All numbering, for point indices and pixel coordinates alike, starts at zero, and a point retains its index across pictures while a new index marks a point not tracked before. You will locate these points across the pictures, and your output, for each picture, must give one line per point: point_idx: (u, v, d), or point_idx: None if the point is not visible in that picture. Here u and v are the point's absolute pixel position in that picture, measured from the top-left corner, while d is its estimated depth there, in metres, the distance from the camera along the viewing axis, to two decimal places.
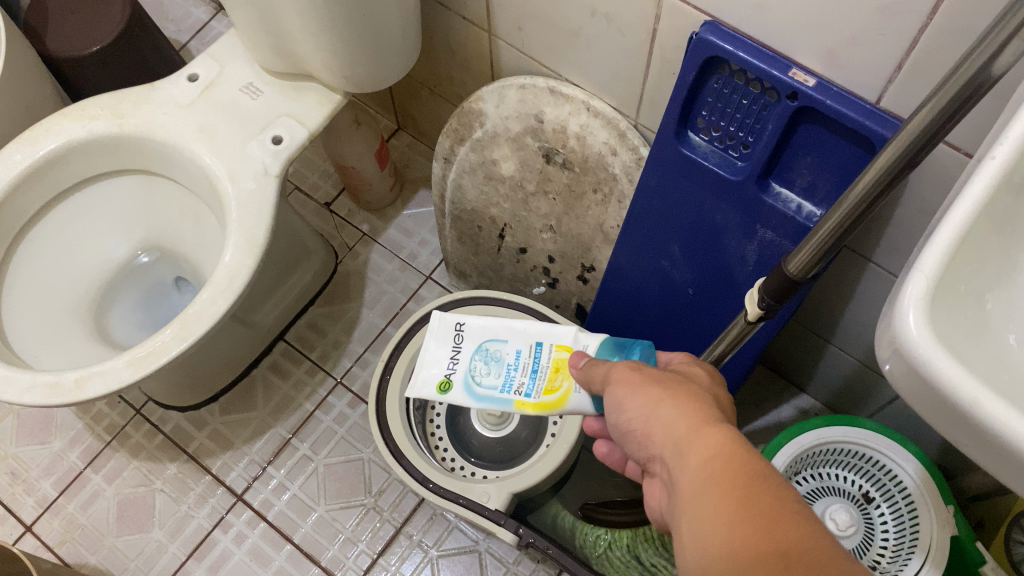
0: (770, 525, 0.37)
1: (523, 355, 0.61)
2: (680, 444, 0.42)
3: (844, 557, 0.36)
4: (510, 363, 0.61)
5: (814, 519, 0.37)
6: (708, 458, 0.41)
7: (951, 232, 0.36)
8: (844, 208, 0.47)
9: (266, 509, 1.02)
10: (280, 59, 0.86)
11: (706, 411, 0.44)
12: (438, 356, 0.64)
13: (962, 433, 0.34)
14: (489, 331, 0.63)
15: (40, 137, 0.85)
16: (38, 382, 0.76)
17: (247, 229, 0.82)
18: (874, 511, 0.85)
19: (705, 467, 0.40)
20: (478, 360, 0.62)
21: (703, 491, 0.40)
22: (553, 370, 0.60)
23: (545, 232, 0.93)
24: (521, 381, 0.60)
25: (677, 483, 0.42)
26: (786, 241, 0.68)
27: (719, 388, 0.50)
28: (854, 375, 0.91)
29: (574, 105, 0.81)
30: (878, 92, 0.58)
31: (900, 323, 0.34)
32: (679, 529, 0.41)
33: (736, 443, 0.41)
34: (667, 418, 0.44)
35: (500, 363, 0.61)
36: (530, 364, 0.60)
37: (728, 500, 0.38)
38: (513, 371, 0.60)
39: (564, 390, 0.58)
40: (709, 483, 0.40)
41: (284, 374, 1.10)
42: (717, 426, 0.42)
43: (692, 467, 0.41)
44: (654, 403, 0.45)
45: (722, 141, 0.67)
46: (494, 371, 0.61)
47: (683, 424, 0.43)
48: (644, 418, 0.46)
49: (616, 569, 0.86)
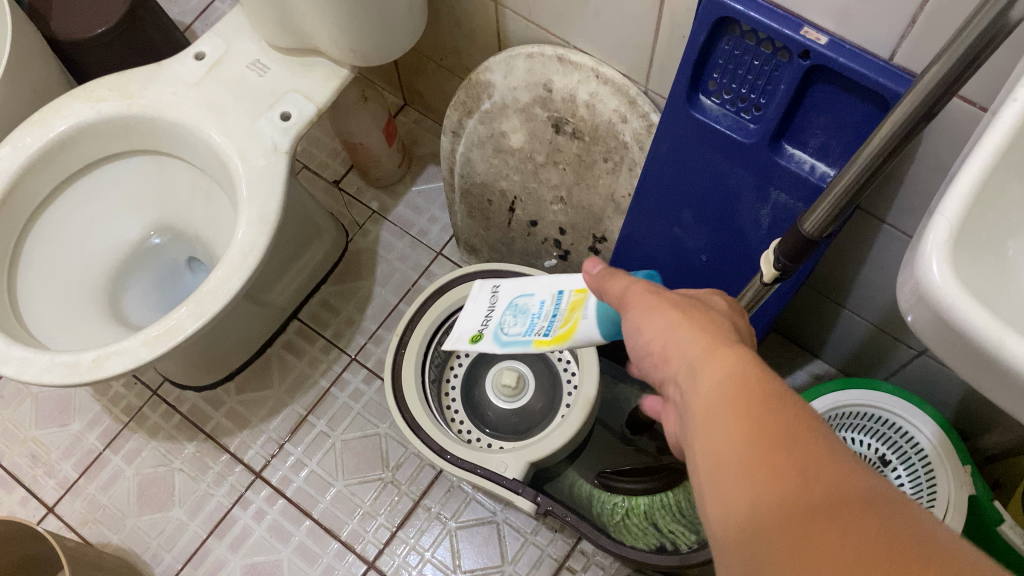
0: (781, 436, 0.36)
1: (547, 303, 0.58)
2: (696, 365, 0.42)
3: (858, 466, 0.35)
4: (534, 312, 0.58)
5: (828, 431, 0.37)
6: (722, 375, 0.40)
7: (972, 178, 0.36)
8: (859, 164, 0.46)
9: (285, 485, 1.02)
10: (287, 35, 0.86)
11: (721, 335, 0.44)
12: (472, 312, 0.62)
13: (987, 379, 0.34)
14: (521, 287, 0.60)
15: (49, 119, 0.85)
16: (57, 361, 0.76)
17: (259, 206, 0.82)
18: (891, 474, 0.84)
19: (718, 385, 0.40)
20: (508, 314, 0.59)
21: (715, 406, 0.39)
22: (571, 308, 0.56)
23: (556, 203, 0.93)
24: (541, 324, 0.57)
25: (692, 403, 0.42)
26: (799, 202, 0.67)
27: (738, 315, 0.50)
28: (868, 340, 0.91)
29: (583, 72, 0.80)
30: (891, 48, 0.58)
31: (923, 270, 0.34)
32: (693, 446, 0.41)
33: (750, 361, 0.40)
34: (685, 340, 0.44)
35: (525, 313, 0.58)
36: (551, 310, 0.57)
37: (736, 412, 0.38)
38: (537, 319, 0.57)
39: (575, 320, 0.55)
40: (721, 399, 0.39)
41: (298, 352, 1.11)
42: (731, 347, 0.42)
43: (706, 384, 0.41)
44: (674, 326, 0.45)
45: (733, 104, 0.67)
46: (519, 321, 0.58)
47: (700, 346, 0.43)
48: (660, 341, 0.46)
49: (634, 536, 0.85)
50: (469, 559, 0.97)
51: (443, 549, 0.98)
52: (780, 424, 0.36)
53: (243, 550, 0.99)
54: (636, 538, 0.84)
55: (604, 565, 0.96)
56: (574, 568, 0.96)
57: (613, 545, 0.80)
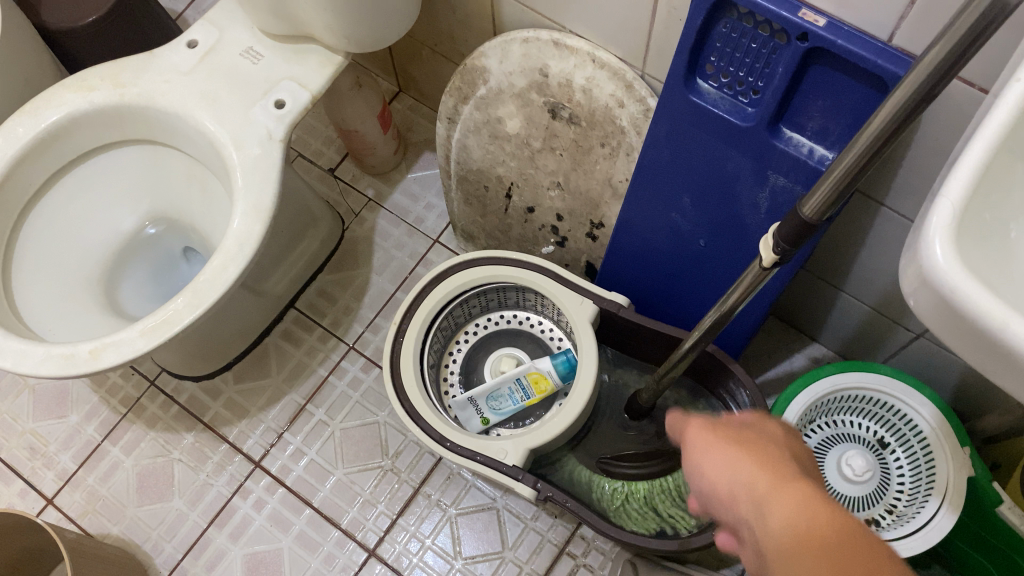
0: None
1: (515, 388, 0.90)
2: (763, 503, 0.41)
3: None
4: (511, 394, 0.90)
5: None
6: (793, 518, 0.39)
7: (976, 159, 0.36)
8: (858, 147, 0.46)
9: (284, 474, 1.02)
10: (280, 22, 0.85)
11: (785, 469, 0.42)
12: (467, 417, 0.90)
13: (992, 361, 0.34)
14: (491, 391, 0.90)
15: (41, 109, 0.85)
16: (53, 353, 0.76)
17: (255, 195, 0.82)
18: (890, 456, 0.85)
19: (791, 530, 0.38)
20: (493, 402, 0.90)
21: (793, 556, 0.38)
22: (535, 386, 0.89)
23: (553, 189, 0.92)
24: (522, 395, 0.90)
25: (765, 548, 0.40)
26: (798, 186, 0.67)
27: (794, 442, 0.48)
28: (867, 322, 0.91)
29: (579, 57, 0.80)
30: (890, 29, 0.57)
31: (926, 253, 0.34)
32: None
33: (824, 505, 0.39)
34: (747, 478, 0.43)
35: (505, 397, 0.90)
36: (521, 391, 0.89)
37: (819, 559, 0.36)
38: (514, 396, 0.90)
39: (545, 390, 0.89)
40: (800, 547, 0.37)
41: (296, 342, 1.10)
42: (800, 486, 0.40)
43: (778, 527, 0.39)
44: (735, 464, 0.44)
45: (731, 87, 0.66)
46: (504, 401, 0.90)
47: (764, 482, 0.42)
48: (725, 482, 0.44)
49: (634, 520, 0.86)
50: (470, 546, 0.97)
51: (444, 536, 0.98)
52: (869, 569, 0.35)
53: (243, 540, 0.99)
54: (636, 522, 0.86)
55: (605, 550, 0.96)
56: (575, 553, 0.96)
57: (614, 530, 0.80)
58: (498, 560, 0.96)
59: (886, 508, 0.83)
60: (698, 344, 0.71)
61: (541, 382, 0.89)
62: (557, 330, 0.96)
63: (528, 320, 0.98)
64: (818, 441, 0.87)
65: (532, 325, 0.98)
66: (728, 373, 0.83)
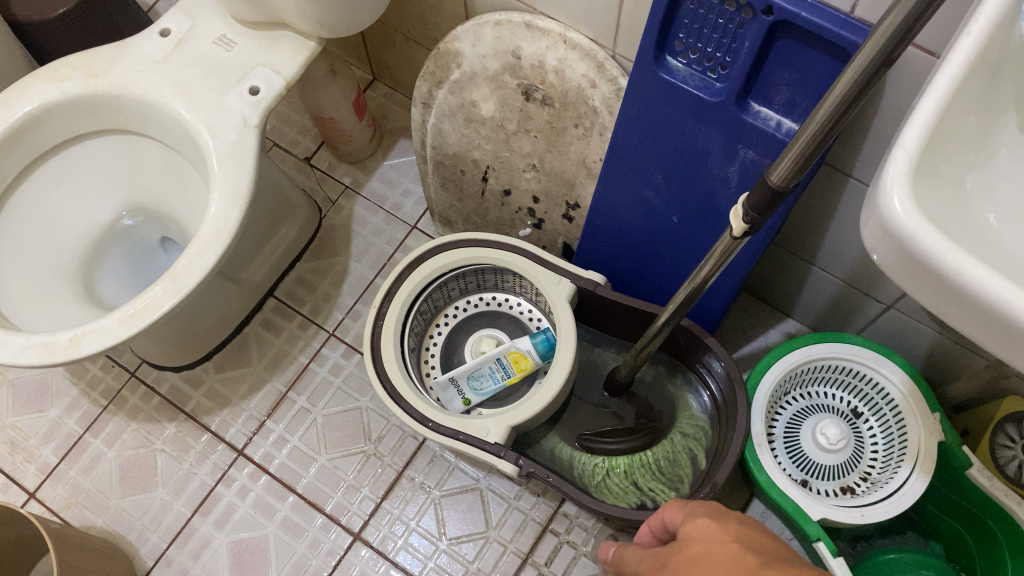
0: None
1: (494, 368, 0.91)
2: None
3: None
4: (491, 373, 0.91)
5: None
6: None
7: (929, 112, 0.37)
8: (817, 121, 0.44)
9: (267, 462, 1.03)
10: (252, 9, 0.85)
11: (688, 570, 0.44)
12: (449, 397, 0.91)
13: (949, 304, 0.35)
14: (470, 371, 0.91)
15: (14, 100, 0.84)
16: (33, 342, 0.76)
17: (232, 181, 0.82)
18: (863, 425, 0.87)
19: None
20: (473, 381, 0.91)
21: None
22: (515, 365, 0.91)
23: (529, 171, 0.93)
24: (501, 373, 0.91)
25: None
26: (766, 158, 0.68)
27: (693, 503, 0.50)
28: (838, 295, 0.92)
29: (551, 38, 0.81)
30: (852, 2, 0.59)
31: (885, 205, 0.35)
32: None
33: None
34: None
35: (485, 376, 0.91)
36: (501, 370, 0.91)
37: None
38: (494, 375, 0.91)
39: (524, 368, 0.91)
40: None
41: (276, 330, 1.11)
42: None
43: None
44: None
45: (700, 63, 0.68)
46: (484, 380, 0.91)
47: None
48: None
49: (614, 495, 0.88)
50: (454, 527, 0.98)
51: (428, 518, 0.99)
52: None
53: (228, 528, 0.99)
54: (617, 497, 0.88)
55: (588, 526, 0.98)
56: (558, 530, 0.98)
57: (595, 503, 0.81)
58: (483, 539, 0.98)
59: (861, 476, 0.85)
60: (673, 318, 0.72)
61: (521, 361, 0.91)
62: (536, 311, 0.98)
63: (507, 302, 0.99)
64: (793, 413, 0.89)
65: (511, 307, 0.99)
66: (702, 346, 0.85)
